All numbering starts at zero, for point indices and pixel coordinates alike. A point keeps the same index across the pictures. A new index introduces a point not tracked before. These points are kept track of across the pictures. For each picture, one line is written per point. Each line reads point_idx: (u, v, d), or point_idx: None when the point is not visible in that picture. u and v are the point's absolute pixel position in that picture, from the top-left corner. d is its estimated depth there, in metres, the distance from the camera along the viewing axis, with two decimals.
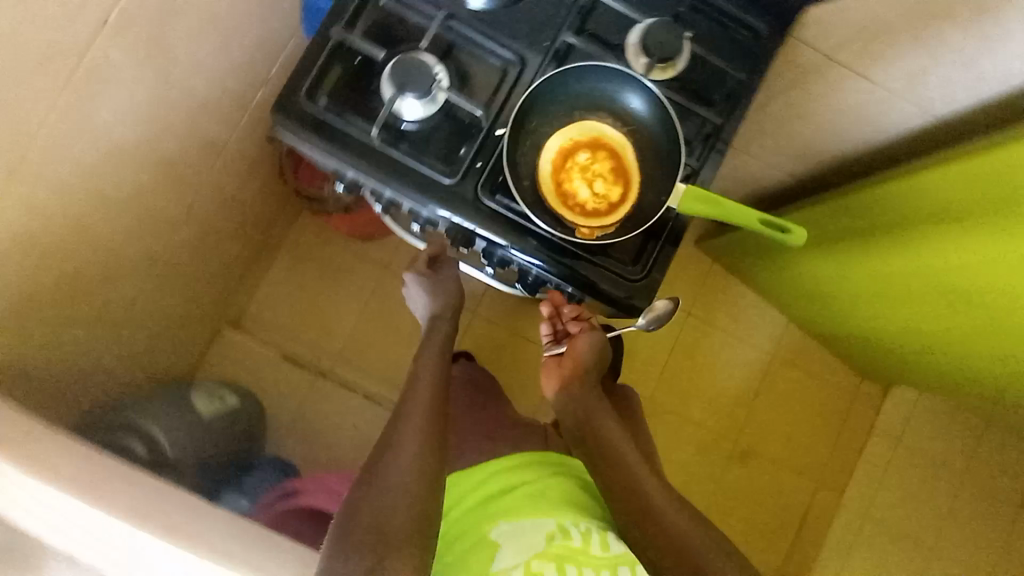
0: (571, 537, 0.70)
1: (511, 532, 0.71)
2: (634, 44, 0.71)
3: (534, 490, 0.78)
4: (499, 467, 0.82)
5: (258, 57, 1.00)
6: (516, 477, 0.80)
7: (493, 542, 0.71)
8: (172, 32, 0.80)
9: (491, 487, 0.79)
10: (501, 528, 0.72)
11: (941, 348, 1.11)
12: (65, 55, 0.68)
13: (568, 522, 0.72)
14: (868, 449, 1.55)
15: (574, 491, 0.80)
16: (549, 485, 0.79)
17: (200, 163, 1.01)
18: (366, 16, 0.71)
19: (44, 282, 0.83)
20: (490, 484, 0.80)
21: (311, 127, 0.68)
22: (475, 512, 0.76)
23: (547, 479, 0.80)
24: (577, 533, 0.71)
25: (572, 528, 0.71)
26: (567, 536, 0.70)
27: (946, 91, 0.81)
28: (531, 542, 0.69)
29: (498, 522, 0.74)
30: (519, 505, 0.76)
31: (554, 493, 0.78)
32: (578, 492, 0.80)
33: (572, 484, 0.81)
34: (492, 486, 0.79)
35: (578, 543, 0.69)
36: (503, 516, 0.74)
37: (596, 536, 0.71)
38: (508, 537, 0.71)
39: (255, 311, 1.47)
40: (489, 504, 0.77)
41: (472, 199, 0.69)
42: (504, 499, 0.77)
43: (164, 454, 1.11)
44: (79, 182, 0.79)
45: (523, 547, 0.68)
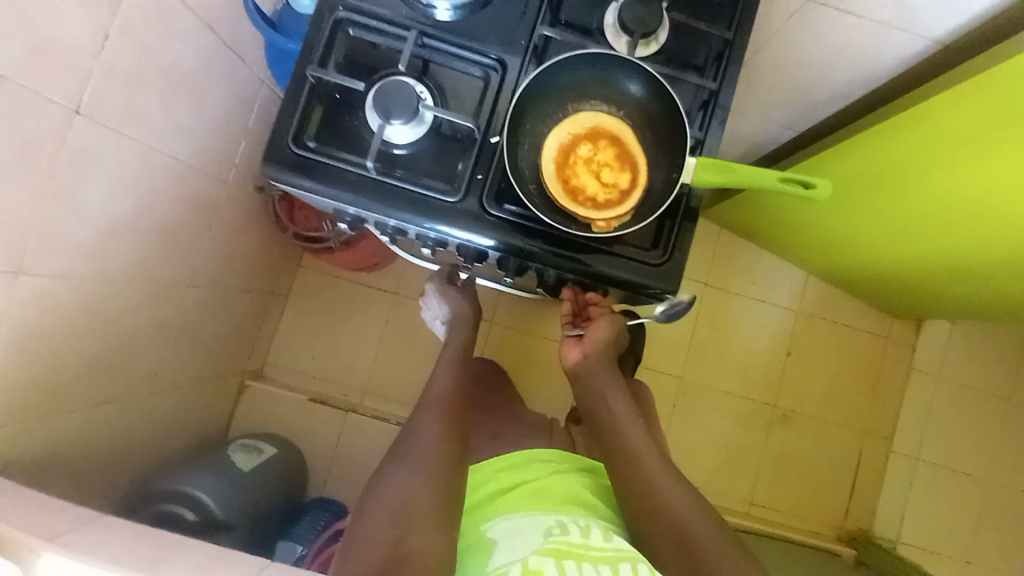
0: (570, 532, 0.63)
1: (508, 531, 0.66)
2: (613, 25, 0.70)
3: (535, 488, 0.73)
4: (501, 467, 0.77)
5: (235, 110, 0.99)
6: (518, 476, 0.75)
7: (489, 543, 0.65)
8: (147, 102, 0.79)
9: (491, 488, 0.74)
10: (498, 528, 0.67)
11: (962, 270, 1.09)
12: (47, 146, 0.67)
13: (567, 519, 0.66)
14: (911, 387, 1.52)
15: (576, 489, 0.74)
16: (550, 482, 0.74)
17: (196, 224, 1.00)
18: (337, 49, 0.69)
19: (67, 372, 0.83)
20: (491, 485, 0.74)
21: (304, 170, 0.67)
22: (474, 513, 0.71)
23: (549, 477, 0.75)
24: (577, 529, 0.64)
25: (571, 524, 0.65)
26: (566, 531, 0.64)
27: (936, 10, 0.79)
28: (527, 539, 0.63)
29: (495, 523, 0.68)
30: (518, 503, 0.70)
31: (555, 491, 0.72)
32: (579, 490, 0.74)
33: (574, 481, 0.75)
34: (493, 486, 0.74)
35: (578, 537, 0.63)
36: (502, 516, 0.69)
37: (597, 532, 0.64)
38: (505, 536, 0.65)
39: (274, 357, 1.46)
40: (489, 505, 0.72)
41: (479, 212, 0.67)
42: (505, 499, 0.72)
43: (214, 515, 1.06)
44: (82, 268, 0.79)
45: (520, 544, 0.63)
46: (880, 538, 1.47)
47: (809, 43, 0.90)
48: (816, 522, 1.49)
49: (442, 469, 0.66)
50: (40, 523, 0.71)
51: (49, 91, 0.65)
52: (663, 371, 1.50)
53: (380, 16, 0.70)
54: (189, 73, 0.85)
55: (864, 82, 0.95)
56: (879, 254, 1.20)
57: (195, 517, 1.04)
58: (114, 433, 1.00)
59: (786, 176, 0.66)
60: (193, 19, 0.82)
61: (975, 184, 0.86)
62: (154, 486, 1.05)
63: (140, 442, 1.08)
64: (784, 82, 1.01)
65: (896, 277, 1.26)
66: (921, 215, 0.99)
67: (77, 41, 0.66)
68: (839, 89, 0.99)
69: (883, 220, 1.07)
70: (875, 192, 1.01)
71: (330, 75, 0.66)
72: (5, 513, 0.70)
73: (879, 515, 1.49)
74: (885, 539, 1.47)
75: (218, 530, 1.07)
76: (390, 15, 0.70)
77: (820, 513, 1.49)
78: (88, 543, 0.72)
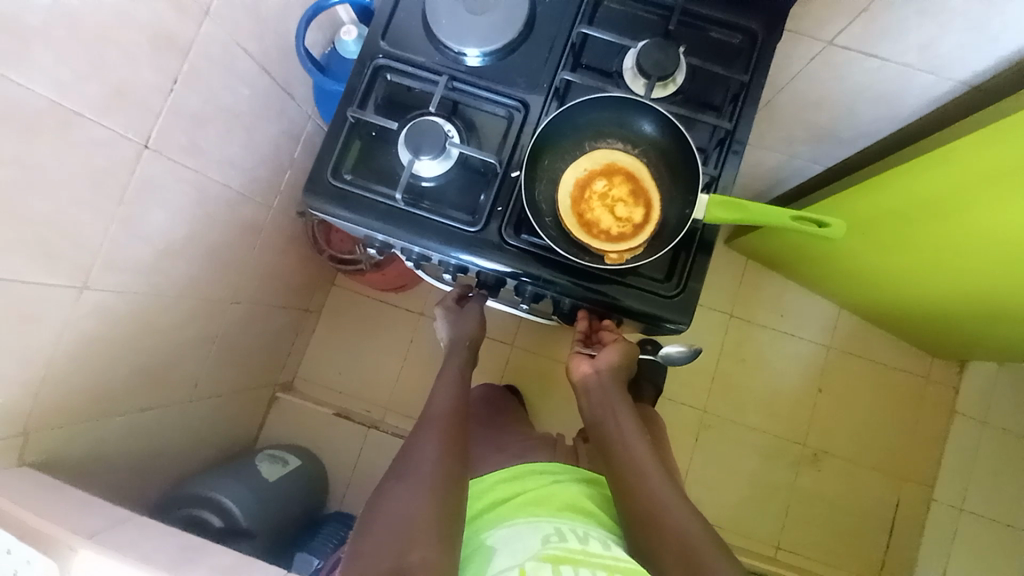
0: (568, 539, 0.64)
1: (507, 536, 0.66)
2: (631, 68, 0.73)
3: (535, 495, 0.73)
4: (503, 477, 0.79)
5: (283, 143, 1.08)
6: (518, 485, 0.76)
7: (489, 549, 0.65)
8: (205, 137, 0.88)
9: (491, 497, 0.75)
10: (497, 535, 0.67)
11: (1006, 311, 1.04)
12: (117, 176, 0.76)
13: (566, 526, 0.66)
14: (954, 432, 1.43)
15: (576, 497, 0.74)
16: (550, 490, 0.74)
17: (240, 245, 1.08)
18: (375, 92, 0.76)
19: (117, 379, 0.91)
20: (492, 494, 0.76)
21: (338, 200, 0.72)
22: (474, 522, 0.72)
23: (549, 485, 0.76)
24: (575, 537, 0.65)
25: (570, 531, 0.65)
26: (565, 538, 0.64)
27: (962, 56, 0.79)
28: (525, 544, 0.63)
29: (494, 530, 0.68)
30: (517, 510, 0.71)
31: (555, 498, 0.73)
32: (579, 498, 0.74)
33: (574, 489, 0.75)
34: (494, 495, 0.76)
35: (576, 544, 0.63)
36: (502, 522, 0.69)
37: (596, 541, 0.65)
38: (504, 542, 0.65)
39: (305, 371, 1.53)
40: (490, 513, 0.72)
41: (498, 242, 0.71)
42: (504, 506, 0.72)
43: (237, 522, 1.10)
44: (138, 283, 0.87)
45: (518, 549, 0.63)
46: None
47: (823, 84, 0.93)
48: (850, 570, 1.40)
49: (451, 488, 0.68)
50: (80, 521, 0.77)
51: (123, 127, 0.74)
52: (684, 402, 1.48)
53: (416, 62, 0.76)
54: (244, 111, 0.94)
55: (892, 120, 0.95)
56: (913, 289, 1.16)
57: (220, 521, 1.09)
58: (154, 438, 1.07)
59: (799, 214, 0.66)
60: (251, 64, 0.91)
61: (1002, 224, 0.84)
62: (183, 491, 1.10)
63: (175, 449, 1.16)
64: (808, 118, 1.01)
65: (933, 315, 1.21)
66: (950, 251, 0.97)
67: (149, 85, 0.75)
68: (866, 126, 0.99)
69: (912, 256, 1.05)
70: (903, 226, 0.99)
71: (367, 115, 0.73)
72: (50, 506, 0.76)
73: (919, 569, 1.39)
74: None
75: (239, 537, 1.10)
76: (424, 61, 0.76)
77: (854, 562, 1.41)
78: (120, 543, 0.77)
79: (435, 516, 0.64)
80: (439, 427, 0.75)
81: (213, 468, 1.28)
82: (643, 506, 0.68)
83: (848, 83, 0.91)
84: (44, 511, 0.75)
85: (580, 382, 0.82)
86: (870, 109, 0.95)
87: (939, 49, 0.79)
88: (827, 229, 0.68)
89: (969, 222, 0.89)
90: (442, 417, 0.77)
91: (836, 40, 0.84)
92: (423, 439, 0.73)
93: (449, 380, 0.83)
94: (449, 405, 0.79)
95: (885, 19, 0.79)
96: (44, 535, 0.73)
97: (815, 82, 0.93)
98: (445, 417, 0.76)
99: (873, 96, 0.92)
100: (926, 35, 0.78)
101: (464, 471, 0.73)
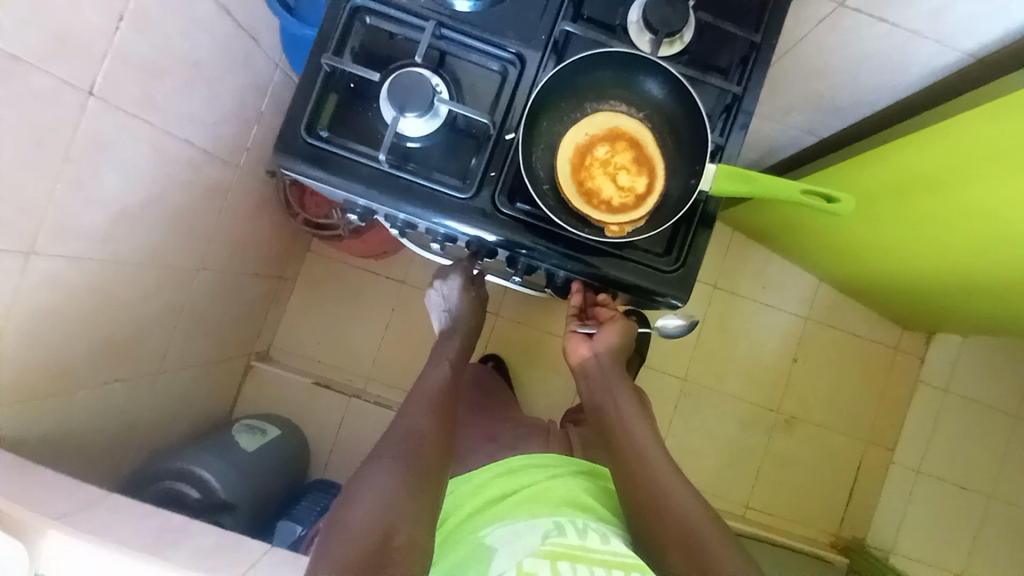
0: (567, 534, 0.65)
1: (506, 535, 0.68)
2: (637, 22, 0.68)
3: (532, 492, 0.73)
4: (497, 472, 0.78)
5: (248, 96, 0.98)
6: (514, 481, 0.76)
7: (488, 549, 0.67)
8: (161, 88, 0.78)
9: (486, 494, 0.75)
10: (495, 534, 0.69)
11: (983, 288, 1.06)
12: (59, 131, 0.67)
13: (564, 520, 0.68)
14: (917, 399, 1.50)
15: (574, 491, 0.74)
16: (547, 486, 0.74)
17: (205, 209, 1.00)
18: (354, 39, 0.68)
19: (78, 353, 0.85)
20: (488, 490, 0.76)
21: (314, 161, 0.66)
22: (471, 520, 0.73)
23: (546, 480, 0.75)
24: (574, 531, 0.65)
25: (569, 525, 0.66)
26: (564, 533, 0.65)
27: (971, 24, 0.76)
28: (524, 542, 0.65)
29: (491, 529, 0.70)
30: (515, 508, 0.71)
31: (553, 494, 0.73)
32: (578, 492, 0.74)
33: (571, 483, 0.75)
34: (490, 492, 0.75)
35: (575, 539, 0.64)
36: (500, 521, 0.70)
37: (595, 534, 0.65)
38: (502, 540, 0.67)
39: (281, 341, 1.48)
40: (486, 512, 0.72)
41: (490, 210, 0.67)
42: (502, 505, 0.73)
43: (217, 495, 1.08)
44: (92, 250, 0.79)
45: (518, 549, 0.65)
46: (874, 547, 1.47)
47: (832, 50, 0.88)
48: (814, 527, 1.49)
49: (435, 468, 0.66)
50: (49, 503, 0.73)
51: (65, 75, 0.64)
52: (666, 372, 1.50)
53: (399, 5, 0.68)
54: (205, 58, 0.84)
55: (893, 91, 0.92)
56: (896, 266, 1.18)
57: (199, 495, 1.06)
58: (123, 412, 1.02)
59: (809, 187, 0.64)
60: (209, 5, 0.80)
61: (992, 206, 0.84)
62: (158, 465, 1.06)
63: (147, 422, 1.11)
64: (810, 87, 0.98)
65: (913, 290, 1.24)
66: (938, 232, 0.97)
67: (93, 27, 0.65)
68: (866, 97, 0.95)
69: (899, 234, 1.05)
70: (895, 202, 0.99)
71: (345, 64, 0.65)
72: (14, 490, 0.71)
73: (876, 525, 1.48)
74: (879, 549, 1.46)
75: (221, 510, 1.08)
76: (409, 5, 0.68)
77: (817, 519, 1.50)
78: (96, 524, 0.74)
79: (426, 500, 0.62)
80: (429, 406, 0.72)
81: (189, 440, 1.24)
82: (635, 481, 0.69)
83: (857, 50, 0.87)
84: (10, 494, 0.70)
85: (579, 365, 0.82)
86: (875, 81, 0.91)
87: (952, 18, 0.76)
88: (836, 205, 0.66)
89: (960, 203, 0.88)
90: (434, 393, 0.74)
91: (849, 1, 0.80)
92: (412, 412, 0.71)
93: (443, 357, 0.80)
94: (441, 387, 0.75)
95: None
96: (17, 519, 0.70)
97: (824, 47, 0.89)
98: (437, 398, 0.74)
99: (880, 65, 0.88)
100: (940, 1, 0.75)
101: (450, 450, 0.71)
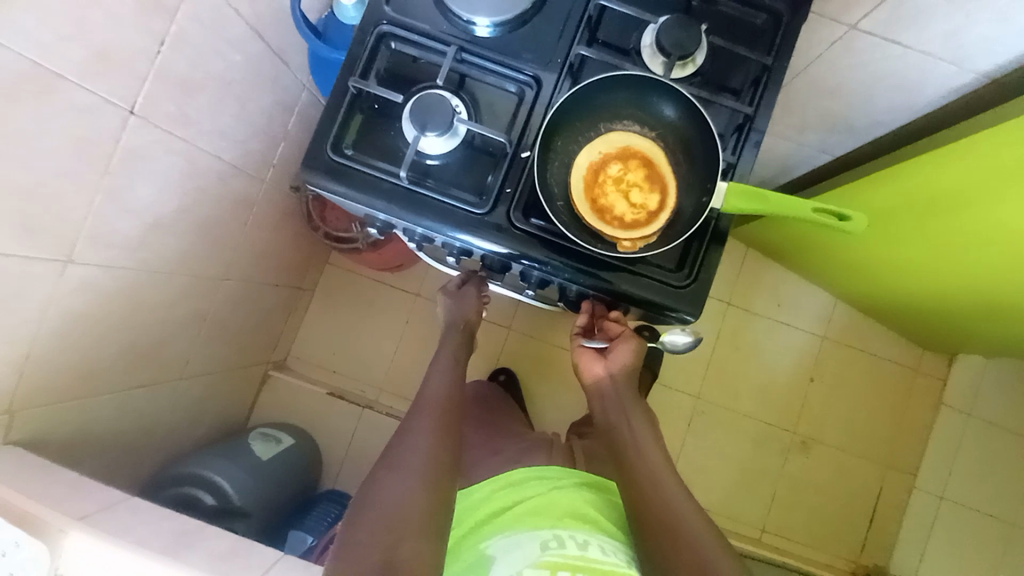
0: (567, 545, 0.66)
1: (506, 546, 0.68)
2: (650, 46, 0.70)
3: (534, 503, 0.73)
4: (499, 486, 0.79)
5: (276, 114, 1.03)
6: (518, 493, 0.76)
7: (487, 559, 0.67)
8: (195, 105, 0.83)
9: (488, 507, 0.76)
10: (496, 544, 0.69)
11: (1007, 309, 1.04)
12: (101, 144, 0.71)
13: (565, 533, 0.68)
14: (940, 423, 1.46)
15: (576, 503, 0.74)
16: (550, 497, 0.74)
17: (231, 219, 1.04)
18: (380, 63, 0.72)
19: (105, 356, 0.88)
20: (491, 503, 0.76)
21: (337, 176, 0.69)
22: (474, 532, 0.73)
23: (549, 491, 0.76)
24: (574, 543, 0.67)
25: (569, 538, 0.67)
26: (563, 544, 0.66)
27: (989, 46, 0.76)
28: (523, 552, 0.65)
29: (493, 539, 0.70)
30: (517, 519, 0.72)
31: (555, 506, 0.73)
32: (580, 503, 0.74)
33: (574, 495, 0.75)
34: (493, 504, 0.76)
35: (575, 551, 0.65)
36: (501, 532, 0.71)
37: (595, 547, 0.67)
38: (503, 551, 0.67)
39: (298, 350, 1.51)
40: (488, 522, 0.73)
41: (505, 225, 0.69)
42: (503, 516, 0.73)
43: (232, 501, 1.10)
44: (124, 255, 0.82)
45: (517, 557, 0.65)
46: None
47: (844, 68, 0.89)
48: (831, 553, 1.44)
49: (442, 483, 0.66)
50: (69, 504, 0.76)
51: (107, 93, 0.69)
52: (678, 388, 1.49)
53: (422, 31, 0.72)
54: (236, 78, 0.89)
55: (907, 112, 0.93)
56: (916, 286, 1.16)
57: (214, 501, 1.08)
58: (144, 414, 1.05)
59: (821, 206, 0.65)
60: (243, 27, 0.85)
61: (1012, 224, 0.83)
62: (176, 469, 1.09)
63: (167, 425, 1.14)
64: (823, 106, 0.99)
65: (933, 310, 1.21)
66: (958, 250, 0.96)
67: (135, 48, 0.69)
68: (880, 117, 0.96)
69: (916, 252, 1.05)
70: (912, 221, 0.98)
71: (370, 86, 0.68)
72: (37, 490, 0.73)
73: (897, 554, 1.43)
74: None
75: (234, 516, 1.10)
76: (431, 30, 0.72)
77: (836, 544, 1.45)
78: (114, 525, 0.76)
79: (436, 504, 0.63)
80: (434, 412, 0.73)
81: (206, 445, 1.26)
82: (645, 498, 0.69)
83: (869, 69, 0.88)
84: (34, 494, 0.73)
85: (593, 385, 0.81)
86: (888, 102, 0.92)
87: (962, 41, 0.77)
88: (850, 224, 0.66)
89: (983, 221, 0.86)
90: (437, 401, 0.74)
91: (860, 24, 0.81)
92: (417, 425, 0.71)
93: (445, 364, 0.80)
94: (446, 392, 0.76)
95: (911, 4, 0.76)
96: (39, 518, 0.72)
97: (835, 65, 0.90)
98: (441, 403, 0.74)
99: (893, 84, 0.89)
100: (952, 25, 0.76)
101: (445, 444, 0.70)
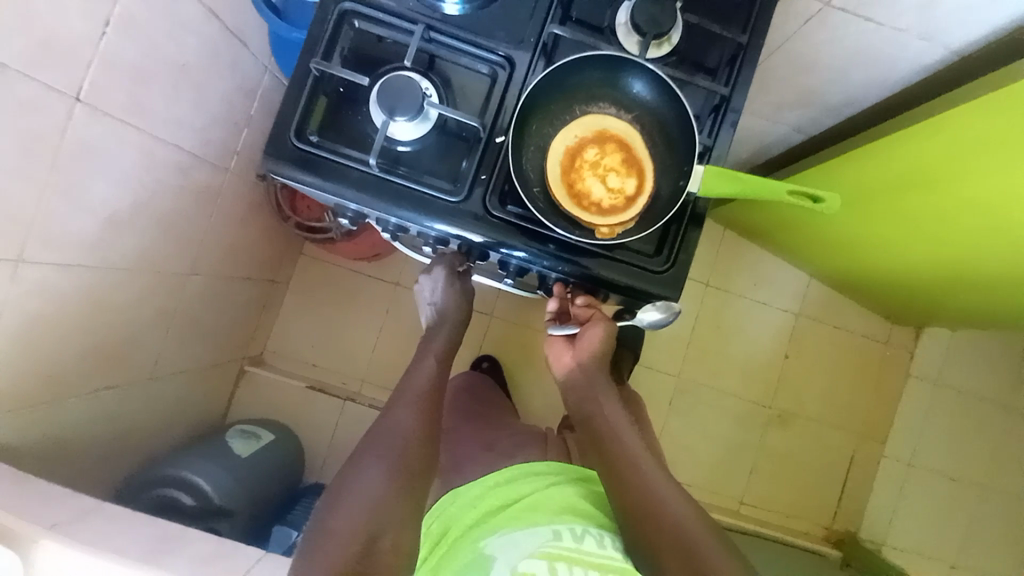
0: (563, 537, 0.67)
1: (502, 539, 0.69)
2: (624, 24, 0.68)
3: (530, 500, 0.74)
4: (495, 484, 0.79)
5: (238, 99, 0.97)
6: (514, 491, 0.77)
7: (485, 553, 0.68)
8: (150, 93, 0.78)
9: (484, 505, 0.76)
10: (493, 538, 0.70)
11: (973, 282, 1.07)
12: (47, 137, 0.66)
13: (560, 524, 0.70)
14: (909, 393, 1.52)
15: (571, 498, 0.75)
16: (545, 493, 0.75)
17: (196, 211, 0.99)
18: (343, 43, 0.68)
19: (69, 360, 0.84)
20: (487, 502, 0.77)
21: (303, 164, 0.65)
22: (471, 529, 0.73)
23: (545, 488, 0.77)
24: (569, 535, 0.68)
25: (565, 530, 0.68)
26: (560, 536, 0.67)
27: (962, 22, 0.77)
28: (521, 545, 0.67)
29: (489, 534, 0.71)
30: (513, 515, 0.72)
31: (550, 501, 0.74)
32: (574, 498, 0.75)
33: (569, 490, 0.76)
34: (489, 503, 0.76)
35: (571, 542, 0.67)
36: (497, 527, 0.71)
37: (590, 539, 0.68)
38: (499, 543, 0.69)
39: (275, 345, 1.47)
40: (484, 519, 0.74)
41: (481, 213, 0.67)
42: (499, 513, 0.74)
43: (213, 501, 1.07)
44: (81, 252, 0.78)
45: (515, 550, 0.67)
46: (867, 540, 1.48)
47: (817, 45, 0.89)
48: (807, 522, 1.51)
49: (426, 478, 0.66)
50: (40, 512, 0.73)
51: (51, 81, 0.63)
52: (661, 370, 1.51)
53: (387, 8, 0.68)
54: (194, 62, 0.83)
55: (881, 89, 0.94)
56: (887, 263, 1.19)
57: (194, 501, 1.05)
58: (117, 417, 1.01)
59: (796, 188, 0.65)
60: (197, 7, 0.79)
61: (981, 201, 0.84)
62: (153, 472, 1.06)
63: (141, 427, 1.10)
64: (797, 84, 0.99)
65: (903, 285, 1.25)
66: (929, 227, 0.98)
67: (81, 32, 0.64)
68: (855, 94, 0.97)
69: (889, 230, 1.07)
70: (884, 200, 1.00)
71: (334, 68, 0.65)
72: (6, 501, 0.70)
73: (868, 519, 1.50)
74: (871, 541, 1.48)
75: (217, 515, 1.08)
76: (396, 7, 0.68)
77: (811, 513, 1.51)
78: (88, 533, 0.74)
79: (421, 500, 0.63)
80: (419, 402, 0.71)
81: (184, 445, 1.23)
82: (628, 483, 0.69)
83: (844, 46, 0.88)
84: (6, 506, 0.70)
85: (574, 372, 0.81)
86: (863, 79, 0.93)
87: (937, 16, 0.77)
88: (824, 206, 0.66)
89: (950, 199, 0.88)
90: (424, 392, 0.72)
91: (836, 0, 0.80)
92: (397, 418, 0.69)
93: (430, 352, 0.77)
94: (433, 382, 0.74)
95: None
96: (10, 530, 0.69)
97: (807, 41, 0.89)
98: (425, 395, 0.72)
99: (868, 60, 0.89)
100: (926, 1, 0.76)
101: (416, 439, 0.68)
